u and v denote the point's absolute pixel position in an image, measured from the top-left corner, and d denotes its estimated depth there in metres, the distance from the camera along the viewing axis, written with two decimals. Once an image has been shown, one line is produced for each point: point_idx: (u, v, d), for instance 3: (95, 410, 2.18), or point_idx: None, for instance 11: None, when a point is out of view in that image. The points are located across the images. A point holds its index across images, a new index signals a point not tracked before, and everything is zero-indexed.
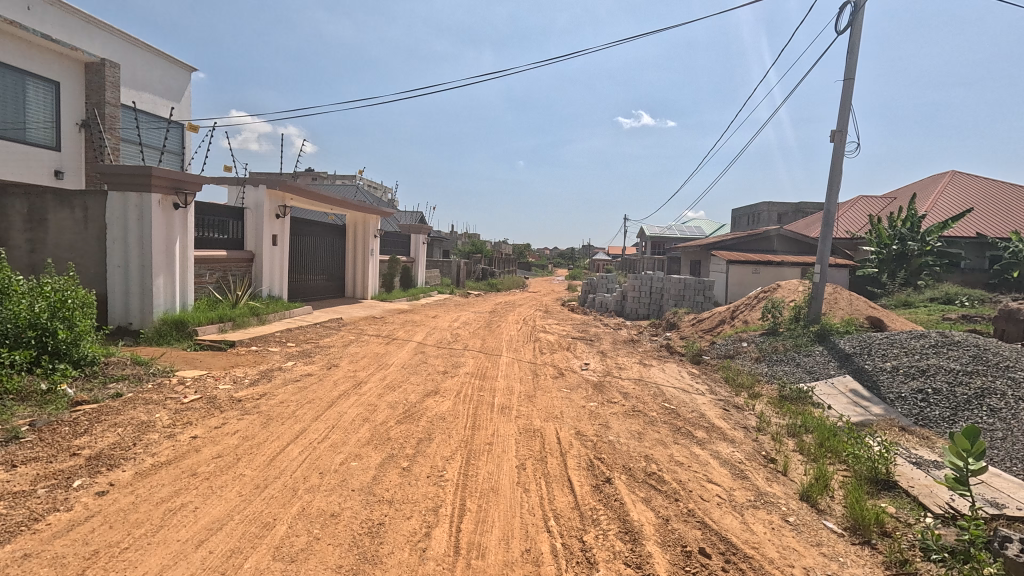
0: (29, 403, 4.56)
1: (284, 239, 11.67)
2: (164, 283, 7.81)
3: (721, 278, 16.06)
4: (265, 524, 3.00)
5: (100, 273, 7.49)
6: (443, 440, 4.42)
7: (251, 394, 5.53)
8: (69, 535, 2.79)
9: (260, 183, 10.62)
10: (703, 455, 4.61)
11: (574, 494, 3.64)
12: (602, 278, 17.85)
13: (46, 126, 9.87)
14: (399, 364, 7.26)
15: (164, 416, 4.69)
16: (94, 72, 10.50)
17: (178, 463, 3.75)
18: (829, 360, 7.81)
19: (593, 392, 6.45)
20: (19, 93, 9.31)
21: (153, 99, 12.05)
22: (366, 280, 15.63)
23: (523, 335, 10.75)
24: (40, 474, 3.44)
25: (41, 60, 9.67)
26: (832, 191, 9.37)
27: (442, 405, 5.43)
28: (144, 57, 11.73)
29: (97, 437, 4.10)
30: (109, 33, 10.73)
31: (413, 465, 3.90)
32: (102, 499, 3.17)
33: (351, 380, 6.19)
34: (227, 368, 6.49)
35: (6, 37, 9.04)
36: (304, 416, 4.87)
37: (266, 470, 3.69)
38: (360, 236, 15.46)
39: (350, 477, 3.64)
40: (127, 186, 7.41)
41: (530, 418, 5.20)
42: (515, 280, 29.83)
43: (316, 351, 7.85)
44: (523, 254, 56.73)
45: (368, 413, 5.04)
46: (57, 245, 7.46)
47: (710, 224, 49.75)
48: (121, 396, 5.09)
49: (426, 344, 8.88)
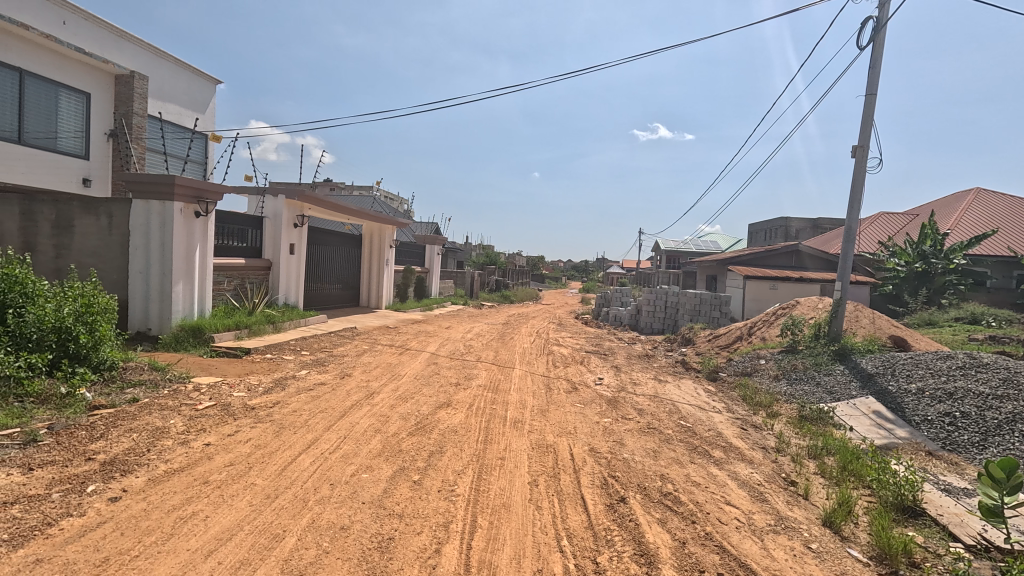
0: (48, 406, 4.64)
1: (301, 248, 11.78)
2: (183, 289, 7.93)
3: (738, 294, 15.85)
4: (275, 535, 2.97)
5: (121, 279, 7.64)
6: (455, 453, 4.38)
7: (265, 402, 5.54)
8: (81, 541, 2.78)
9: (279, 193, 10.81)
10: (721, 476, 4.49)
11: (588, 514, 3.55)
12: (614, 291, 17.54)
13: (77, 136, 10.20)
14: (412, 374, 7.26)
15: (178, 422, 4.71)
16: (123, 83, 10.82)
17: (190, 470, 3.75)
18: (850, 380, 7.58)
19: (607, 407, 6.35)
20: (51, 104, 9.65)
21: (179, 110, 12.36)
22: (380, 289, 15.69)
23: (537, 347, 10.67)
24: (55, 478, 3.46)
25: (71, 72, 10.01)
26: (854, 205, 9.20)
27: (455, 417, 5.38)
28: (172, 70, 12.07)
29: (112, 442, 4.13)
30: (138, 46, 11.08)
31: (424, 478, 3.85)
32: (115, 506, 3.18)
33: (364, 391, 6.17)
34: (242, 375, 6.54)
35: (41, 50, 9.42)
36: (317, 426, 4.86)
37: (278, 479, 3.68)
38: (376, 245, 15.59)
39: (360, 489, 3.60)
40: (149, 194, 7.55)
41: (542, 432, 5.13)
42: (529, 291, 29.74)
43: (331, 360, 7.87)
44: (538, 266, 56.87)
45: (380, 424, 5.01)
46: (80, 251, 7.61)
47: (726, 239, 49.48)
48: (137, 401, 5.14)
49: (439, 355, 8.87)
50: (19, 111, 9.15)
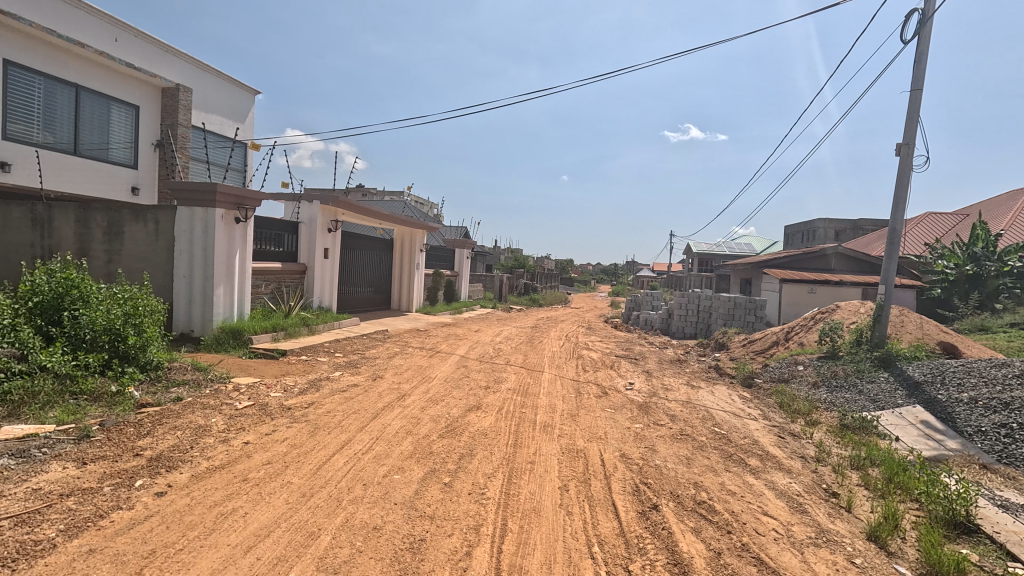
0: (100, 403, 4.88)
1: (335, 252, 12.06)
2: (224, 293, 8.23)
3: (774, 297, 15.40)
4: (310, 533, 3.04)
5: (167, 283, 7.98)
6: (485, 457, 4.40)
7: (300, 402, 5.69)
8: (130, 533, 2.91)
9: (314, 199, 11.10)
10: (758, 485, 4.35)
11: (619, 520, 3.51)
12: (644, 295, 17.26)
13: (126, 147, 10.74)
14: (442, 377, 7.32)
15: (219, 421, 4.88)
16: (169, 96, 11.34)
17: (231, 467, 3.88)
18: (896, 388, 7.24)
19: (639, 413, 6.26)
20: (103, 117, 10.21)
21: (221, 120, 12.86)
22: (411, 293, 15.91)
23: (566, 351, 10.60)
24: (106, 472, 3.64)
25: (122, 86, 10.56)
26: (899, 206, 8.82)
27: (484, 420, 5.40)
28: (215, 82, 12.59)
29: (158, 439, 4.31)
30: (184, 60, 11.60)
31: (454, 481, 3.88)
32: (161, 500, 3.31)
33: (395, 393, 6.26)
34: (279, 376, 6.73)
35: (94, 66, 9.98)
36: (350, 426, 4.96)
37: (313, 479, 3.76)
38: (406, 250, 15.82)
39: (392, 490, 3.65)
40: (193, 202, 7.87)
41: (572, 437, 5.09)
42: (558, 295, 29.61)
43: (363, 362, 8.02)
44: (566, 269, 56.62)
45: (411, 426, 5.07)
46: (129, 256, 7.98)
47: (761, 242, 48.16)
48: (181, 400, 5.35)
49: (469, 358, 8.91)
50: (75, 124, 9.73)
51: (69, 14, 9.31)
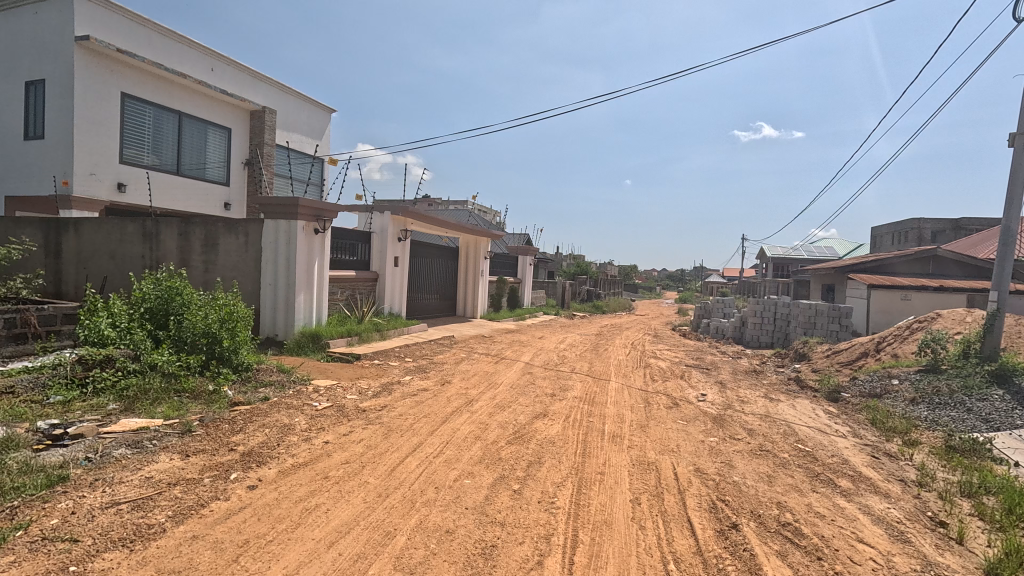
0: (200, 400, 5.34)
1: (404, 260, 12.50)
2: (304, 299, 8.76)
3: (861, 305, 14.22)
4: (387, 532, 3.14)
5: (255, 290, 8.62)
6: (554, 465, 4.36)
7: (375, 405, 5.92)
8: (227, 522, 3.15)
9: (386, 209, 11.59)
10: (851, 509, 4.01)
11: (696, 538, 3.35)
12: (715, 302, 16.53)
13: (220, 166, 11.76)
14: (508, 383, 7.36)
15: (302, 420, 5.19)
16: (257, 118, 12.30)
17: (313, 465, 4.10)
18: (1014, 408, 6.44)
19: (713, 426, 5.97)
20: (200, 140, 11.26)
21: (302, 138, 13.78)
22: (475, 299, 16.18)
23: (632, 360, 10.34)
24: (206, 464, 3.96)
25: (217, 111, 11.58)
26: (1014, 203, 7.88)
27: (552, 428, 5.37)
28: (297, 103, 13.52)
29: (249, 436, 4.64)
30: (269, 85, 12.56)
31: (524, 488, 3.87)
32: (252, 493, 3.56)
33: (463, 398, 6.36)
34: (354, 379, 7.05)
35: (194, 94, 11.03)
36: (421, 430, 5.10)
37: (388, 480, 3.89)
38: (471, 257, 16.13)
39: (463, 494, 3.70)
40: (278, 215, 8.47)
41: (643, 449, 4.94)
42: (622, 302, 29.02)
43: (432, 367, 8.23)
44: (630, 276, 55.39)
45: (479, 431, 5.13)
46: (223, 266, 8.70)
47: (844, 245, 44.75)
48: (268, 399, 5.74)
49: (534, 365, 8.91)
50: (178, 147, 10.80)
51: (174, 49, 10.41)
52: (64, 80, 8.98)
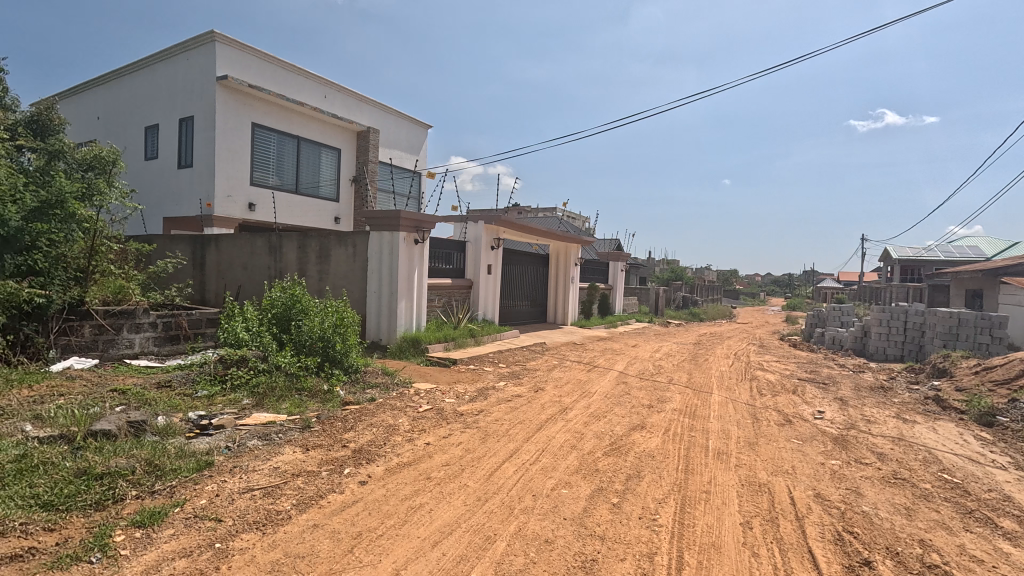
0: (316, 399, 5.84)
1: (497, 268, 12.78)
2: (405, 306, 9.25)
3: (1019, 313, 12.14)
4: (487, 537, 3.19)
5: (362, 297, 9.28)
6: (654, 480, 4.18)
7: (471, 409, 6.09)
8: (343, 514, 3.39)
9: (479, 219, 11.95)
10: (1018, 555, 3.39)
11: (819, 572, 3.03)
12: (830, 309, 15.02)
13: (332, 184, 12.86)
14: (602, 392, 7.21)
15: (405, 421, 5.47)
16: (363, 138, 13.29)
17: (417, 465, 4.30)
18: None
19: (834, 447, 5.39)
20: (315, 161, 12.40)
21: (402, 154, 14.66)
22: (566, 306, 16.12)
23: (736, 371, 9.67)
24: (323, 458, 4.31)
25: (329, 134, 12.69)
26: None
27: (650, 441, 5.16)
28: (398, 122, 14.42)
29: (359, 434, 4.98)
30: (374, 106, 13.53)
31: (623, 502, 3.75)
32: (364, 488, 3.80)
33: (557, 406, 6.33)
34: (451, 383, 7.30)
35: (310, 120, 12.19)
36: (517, 436, 5.15)
37: (487, 484, 3.97)
38: (562, 264, 16.11)
39: (561, 504, 3.67)
40: (382, 227, 9.05)
41: (752, 469, 4.57)
42: (721, 309, 27.34)
43: (525, 374, 8.29)
44: (730, 281, 52.10)
45: (575, 441, 5.07)
46: (335, 275, 9.47)
47: (993, 243, 38.59)
48: (374, 400, 6.13)
49: (628, 374, 8.65)
50: (297, 169, 11.99)
51: (294, 80, 11.58)
52: (208, 115, 10.35)
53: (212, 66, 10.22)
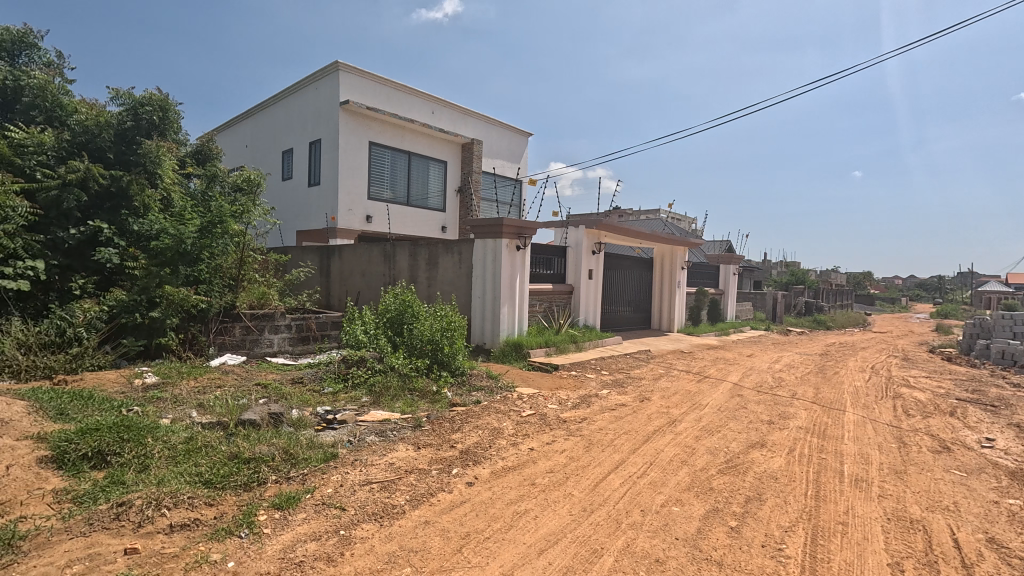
0: (426, 399, 6.14)
1: (599, 273, 12.57)
2: (508, 312, 9.43)
3: None
4: (594, 550, 3.11)
5: (467, 302, 9.63)
6: (778, 505, 3.80)
7: (574, 416, 6.01)
8: (452, 513, 3.50)
9: (580, 224, 11.87)
10: None
11: None
12: (997, 318, 12.71)
13: (439, 195, 13.55)
14: (714, 405, 6.73)
15: (510, 425, 5.54)
16: (467, 149, 13.84)
17: (521, 470, 4.32)
18: None
19: (1010, 483, 4.51)
20: (424, 174, 13.16)
21: (504, 163, 15.02)
22: (672, 312, 15.38)
23: (874, 387, 8.52)
24: (432, 457, 4.50)
25: (437, 147, 13.39)
26: None
27: (773, 461, 4.71)
28: (500, 132, 14.82)
29: (466, 435, 5.14)
30: (477, 118, 14.04)
31: (743, 527, 3.45)
32: (471, 489, 3.91)
33: (665, 417, 6.02)
34: (554, 389, 7.28)
35: (420, 135, 12.96)
36: (622, 447, 4.98)
37: (593, 495, 3.88)
38: (667, 268, 15.42)
39: (672, 523, 3.47)
40: (486, 234, 9.32)
41: (901, 501, 3.97)
42: (853, 316, 24.37)
43: (629, 382, 8.02)
44: (863, 285, 46.33)
45: (686, 456, 4.78)
46: (442, 282, 9.95)
47: None
48: (479, 402, 6.30)
49: (744, 386, 8.00)
50: (408, 182, 12.80)
51: (405, 100, 12.40)
52: (333, 137, 11.45)
53: (336, 92, 11.29)
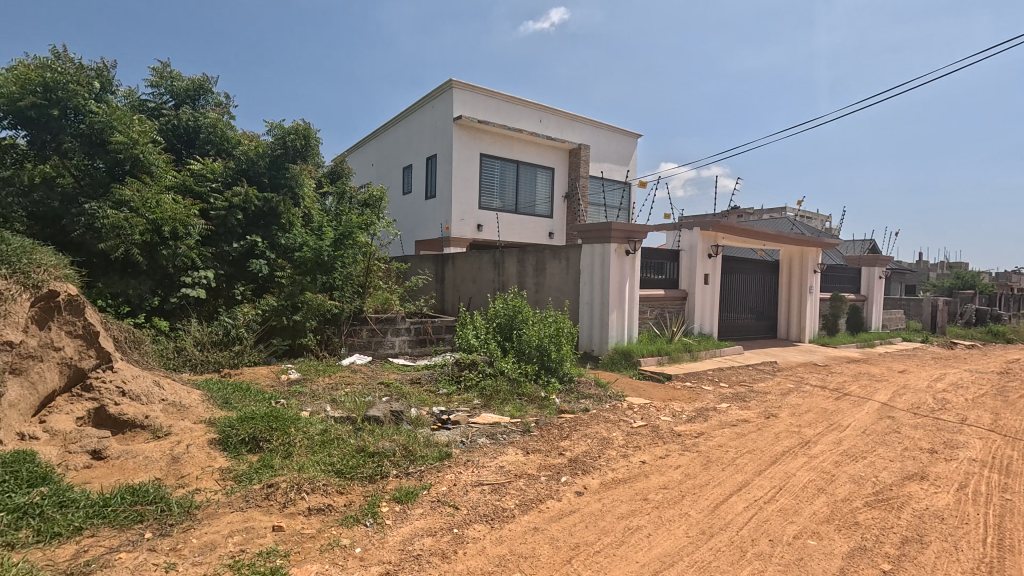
0: (535, 404, 6.18)
1: (716, 278, 11.77)
2: (617, 318, 9.20)
3: None
4: None
5: (575, 308, 9.57)
6: (946, 551, 3.21)
7: (690, 431, 5.66)
8: (561, 522, 3.47)
9: (694, 225, 11.24)
10: None
11: None
12: None
13: (546, 201, 13.67)
14: (858, 427, 5.92)
15: (620, 436, 5.37)
16: (574, 154, 13.80)
17: (633, 484, 4.16)
18: None
19: None
20: (532, 182, 13.37)
21: (612, 166, 14.73)
22: (802, 320, 13.90)
23: None
24: (541, 463, 4.51)
25: (544, 155, 13.54)
26: None
27: (937, 497, 4.00)
28: (608, 135, 14.57)
29: (574, 443, 5.07)
30: (585, 123, 13.95)
31: (899, 572, 2.97)
32: (580, 499, 3.84)
33: (796, 438, 5.42)
34: (667, 401, 6.92)
35: (527, 144, 13.20)
36: (746, 467, 4.57)
37: (712, 517, 3.60)
38: (796, 271, 13.98)
39: (808, 558, 3.09)
40: (594, 239, 9.19)
41: None
42: None
43: (752, 396, 7.37)
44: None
45: (823, 483, 4.25)
46: (550, 287, 9.99)
47: None
48: (588, 410, 6.19)
49: (896, 407, 6.94)
50: (516, 190, 13.10)
51: (514, 110, 12.72)
52: (447, 151, 12.11)
53: (450, 109, 11.94)
